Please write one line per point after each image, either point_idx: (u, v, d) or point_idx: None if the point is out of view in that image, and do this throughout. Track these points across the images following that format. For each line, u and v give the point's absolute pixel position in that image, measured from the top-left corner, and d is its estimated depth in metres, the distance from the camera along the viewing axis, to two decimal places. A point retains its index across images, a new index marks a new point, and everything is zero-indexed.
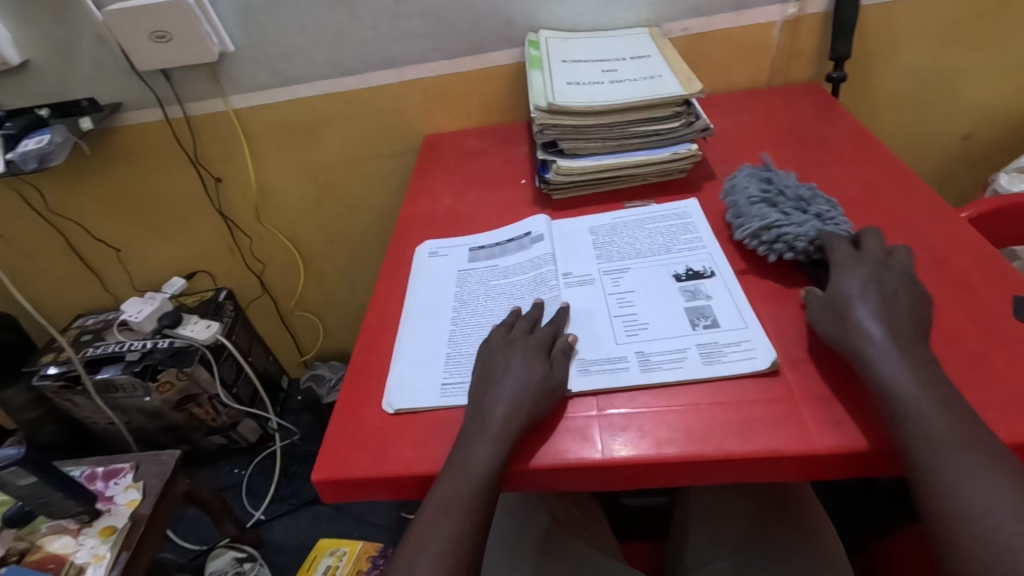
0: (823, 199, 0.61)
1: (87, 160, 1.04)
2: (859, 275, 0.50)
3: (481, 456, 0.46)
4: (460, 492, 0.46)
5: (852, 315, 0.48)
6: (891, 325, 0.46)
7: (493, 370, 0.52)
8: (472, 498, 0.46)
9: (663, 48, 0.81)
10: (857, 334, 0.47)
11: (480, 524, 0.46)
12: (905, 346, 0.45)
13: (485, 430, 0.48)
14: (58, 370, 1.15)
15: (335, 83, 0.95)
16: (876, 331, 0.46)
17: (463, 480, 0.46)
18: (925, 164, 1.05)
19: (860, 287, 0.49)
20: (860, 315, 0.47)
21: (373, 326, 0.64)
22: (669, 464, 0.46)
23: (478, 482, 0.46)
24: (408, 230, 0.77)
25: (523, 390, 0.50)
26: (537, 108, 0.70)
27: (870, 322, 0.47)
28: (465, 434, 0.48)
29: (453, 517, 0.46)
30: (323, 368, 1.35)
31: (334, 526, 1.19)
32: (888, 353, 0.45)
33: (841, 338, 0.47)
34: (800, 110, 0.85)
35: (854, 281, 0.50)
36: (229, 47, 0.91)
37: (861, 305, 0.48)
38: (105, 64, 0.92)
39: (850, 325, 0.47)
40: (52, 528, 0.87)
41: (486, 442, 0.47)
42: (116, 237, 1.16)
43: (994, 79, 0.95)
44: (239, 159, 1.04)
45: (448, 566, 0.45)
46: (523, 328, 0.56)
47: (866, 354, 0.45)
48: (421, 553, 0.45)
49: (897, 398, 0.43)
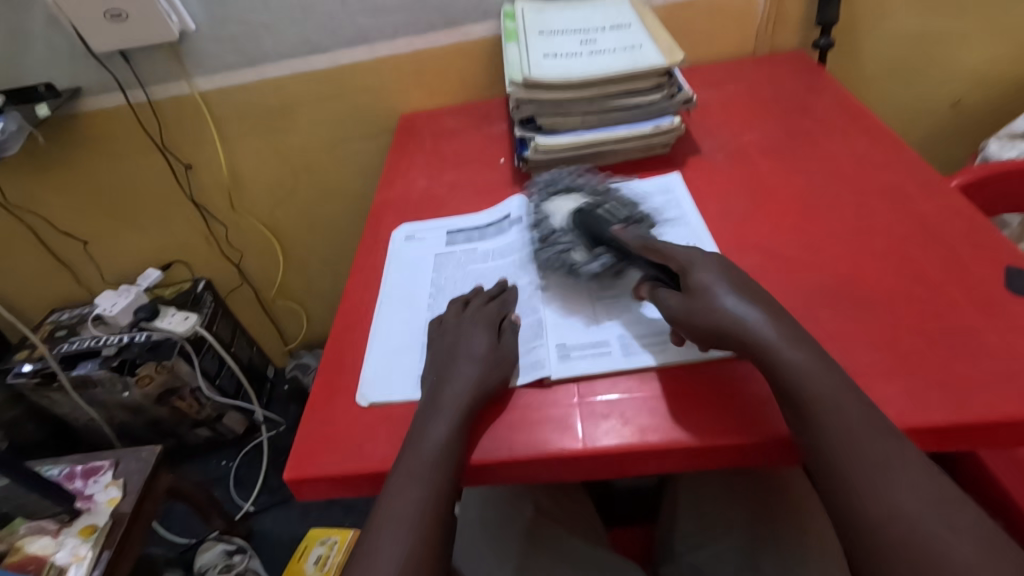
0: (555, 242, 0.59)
1: (47, 149, 1.00)
2: (721, 271, 0.48)
3: (435, 433, 0.45)
4: (414, 470, 0.44)
5: (732, 306, 0.45)
6: (798, 339, 0.43)
7: (450, 349, 0.52)
8: (429, 477, 0.44)
9: (644, 16, 0.78)
10: (755, 335, 0.44)
11: (443, 506, 0.44)
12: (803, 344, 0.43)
13: (439, 407, 0.47)
14: (33, 368, 1.12)
15: (304, 61, 0.91)
16: (750, 312, 0.45)
17: (417, 458, 0.45)
18: (914, 132, 1.03)
19: (725, 279, 0.47)
20: (734, 305, 0.45)
21: (346, 316, 0.61)
22: (653, 452, 0.44)
23: (433, 458, 0.44)
24: (383, 214, 0.74)
25: (477, 366, 0.49)
26: (512, 83, 0.67)
27: (769, 332, 0.44)
28: (422, 415, 0.47)
29: (411, 495, 0.44)
30: (308, 356, 1.34)
31: (324, 515, 1.18)
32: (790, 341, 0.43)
33: (726, 330, 0.45)
34: (787, 79, 0.82)
35: (719, 276, 0.47)
36: (190, 26, 0.86)
37: (725, 290, 0.46)
38: (59, 46, 0.88)
39: (728, 316, 0.45)
40: (31, 529, 0.85)
41: (440, 419, 0.46)
42: (85, 230, 1.12)
43: (985, 44, 0.92)
44: (209, 143, 1.00)
45: (408, 546, 0.42)
46: (478, 305, 0.55)
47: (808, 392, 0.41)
48: (379, 539, 0.43)
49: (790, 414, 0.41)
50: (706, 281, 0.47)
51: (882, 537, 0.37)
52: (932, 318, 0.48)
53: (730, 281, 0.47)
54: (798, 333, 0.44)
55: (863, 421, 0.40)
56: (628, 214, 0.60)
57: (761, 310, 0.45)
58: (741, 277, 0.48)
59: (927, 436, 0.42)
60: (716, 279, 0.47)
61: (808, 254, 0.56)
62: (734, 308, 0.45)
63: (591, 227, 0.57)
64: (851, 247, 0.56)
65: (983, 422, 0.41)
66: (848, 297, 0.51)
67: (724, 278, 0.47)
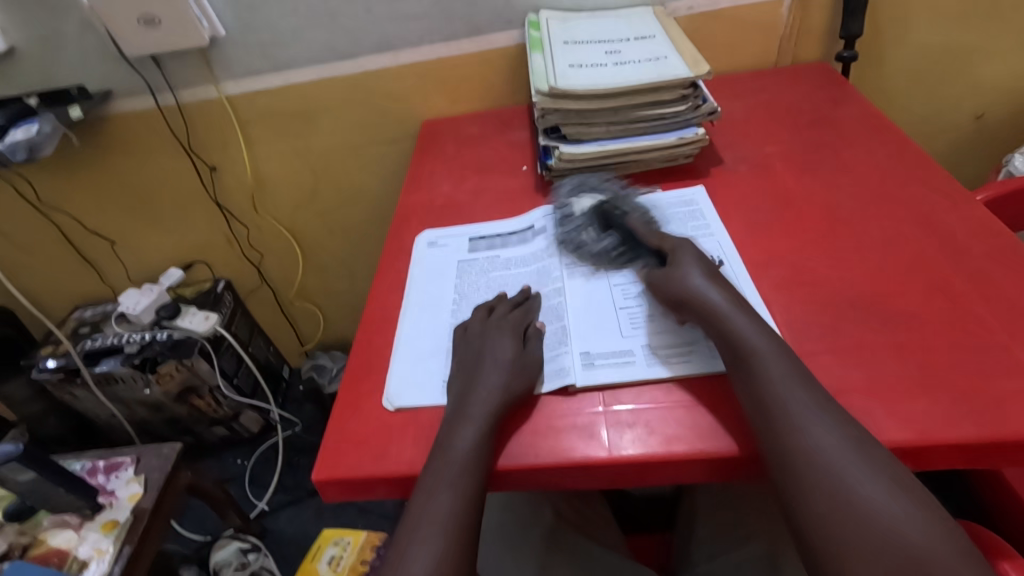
0: (578, 223, 0.64)
1: (77, 150, 1.02)
2: (701, 263, 0.53)
3: (464, 438, 0.46)
4: (444, 473, 0.45)
5: (695, 282, 0.51)
6: (766, 333, 0.47)
7: (476, 355, 0.52)
8: (458, 482, 0.44)
9: (668, 27, 0.78)
10: (728, 320, 0.48)
11: (473, 510, 0.45)
12: (775, 341, 0.46)
13: (467, 413, 0.48)
14: (57, 364, 1.14)
15: (329, 67, 0.92)
16: (716, 297, 0.49)
17: (447, 461, 0.45)
18: (936, 145, 1.03)
19: (705, 272, 0.52)
20: (709, 290, 0.50)
21: (371, 321, 0.62)
22: (675, 463, 0.45)
23: (462, 463, 0.45)
24: (407, 220, 0.75)
25: (503, 372, 0.50)
26: (538, 92, 0.68)
27: (738, 318, 0.48)
28: (451, 420, 0.48)
29: (441, 499, 0.44)
30: (324, 357, 1.35)
31: (338, 516, 1.19)
32: (768, 345, 0.46)
33: (688, 300, 0.50)
34: (810, 91, 0.82)
35: (697, 266, 0.52)
36: (220, 32, 0.88)
37: (694, 271, 0.52)
38: (93, 50, 0.90)
39: (690, 288, 0.51)
40: (53, 522, 0.87)
41: (468, 424, 0.47)
42: (110, 229, 1.15)
43: (1010, 58, 0.92)
44: (234, 147, 1.02)
45: (438, 551, 0.43)
46: (503, 311, 0.56)
47: (777, 402, 0.43)
48: (411, 541, 0.44)
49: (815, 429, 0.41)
50: (683, 262, 0.53)
51: (851, 546, 0.37)
52: (958, 334, 0.48)
53: (703, 268, 0.52)
54: (769, 331, 0.47)
55: (835, 438, 0.41)
56: (642, 210, 0.65)
57: (723, 293, 0.50)
58: (717, 271, 0.53)
59: (954, 453, 0.42)
60: (692, 266, 0.52)
61: (831, 267, 0.56)
62: (702, 286, 0.50)
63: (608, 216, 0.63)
64: (876, 261, 0.56)
65: (1010, 440, 0.41)
66: (873, 312, 0.51)
67: (700, 264, 0.53)
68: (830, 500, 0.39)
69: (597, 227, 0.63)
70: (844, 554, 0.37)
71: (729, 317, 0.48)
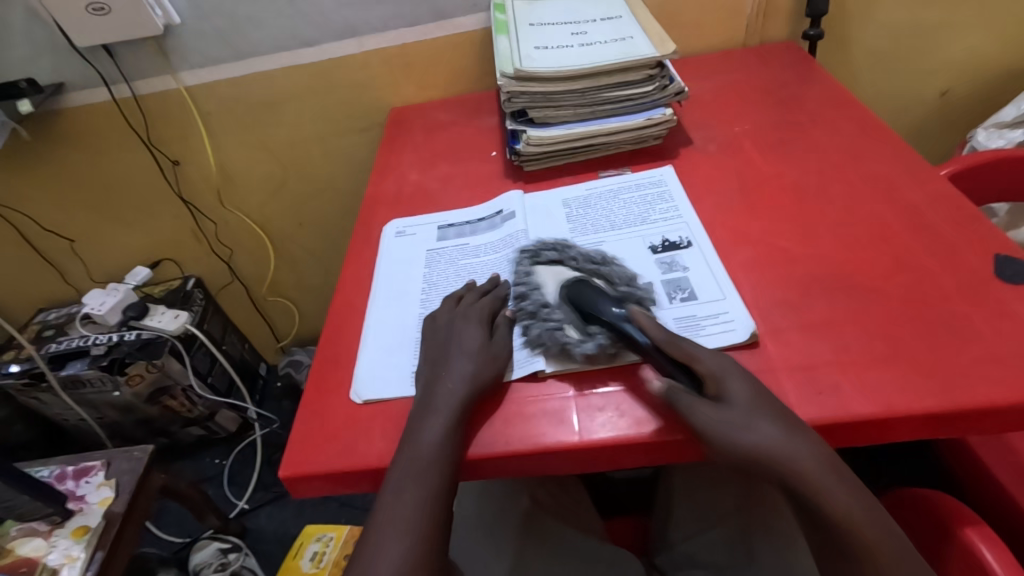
0: (615, 278, 0.54)
1: (30, 145, 0.98)
2: (748, 385, 0.44)
3: (432, 431, 0.45)
4: (411, 468, 0.44)
5: (751, 436, 0.41)
6: (786, 426, 0.42)
7: (443, 347, 0.51)
8: (426, 476, 0.44)
9: (635, 7, 0.77)
10: (763, 386, 0.43)
11: (441, 504, 0.44)
12: (793, 431, 0.41)
13: (435, 405, 0.47)
14: (20, 368, 1.11)
15: (291, 55, 0.90)
16: (740, 390, 0.43)
17: (414, 456, 0.44)
18: (902, 122, 1.04)
19: (753, 389, 0.43)
20: (758, 425, 0.41)
21: (338, 312, 0.61)
22: (648, 444, 0.45)
23: (430, 459, 0.44)
24: (374, 209, 0.73)
25: (470, 362, 0.49)
26: (503, 75, 0.67)
27: (758, 424, 0.42)
28: (418, 413, 0.47)
29: (409, 494, 0.44)
30: (300, 353, 1.33)
31: (320, 512, 1.18)
32: None
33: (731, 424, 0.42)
34: (778, 70, 0.82)
35: (744, 387, 0.43)
36: (175, 19, 0.85)
37: (761, 419, 0.42)
38: (40, 41, 0.86)
39: (754, 450, 0.41)
40: (21, 531, 0.84)
41: (437, 418, 0.46)
42: (71, 228, 1.11)
43: (973, 34, 0.93)
44: (196, 139, 0.99)
45: (409, 545, 0.43)
46: (471, 301, 0.55)
47: (809, 479, 0.40)
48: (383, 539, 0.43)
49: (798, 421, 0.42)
50: (739, 394, 0.43)
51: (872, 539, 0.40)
52: (922, 306, 0.49)
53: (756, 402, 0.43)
54: (786, 422, 0.42)
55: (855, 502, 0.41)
56: (666, 265, 0.56)
57: (770, 422, 0.42)
58: (763, 400, 0.43)
59: (920, 424, 0.43)
60: (740, 389, 0.43)
61: (799, 245, 0.56)
62: (741, 425, 0.42)
63: (581, 303, 0.51)
64: (844, 237, 0.56)
65: (976, 408, 0.42)
66: (840, 287, 0.52)
67: (751, 386, 0.44)
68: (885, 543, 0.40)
69: (605, 284, 0.53)
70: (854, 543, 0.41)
71: (733, 432, 0.41)
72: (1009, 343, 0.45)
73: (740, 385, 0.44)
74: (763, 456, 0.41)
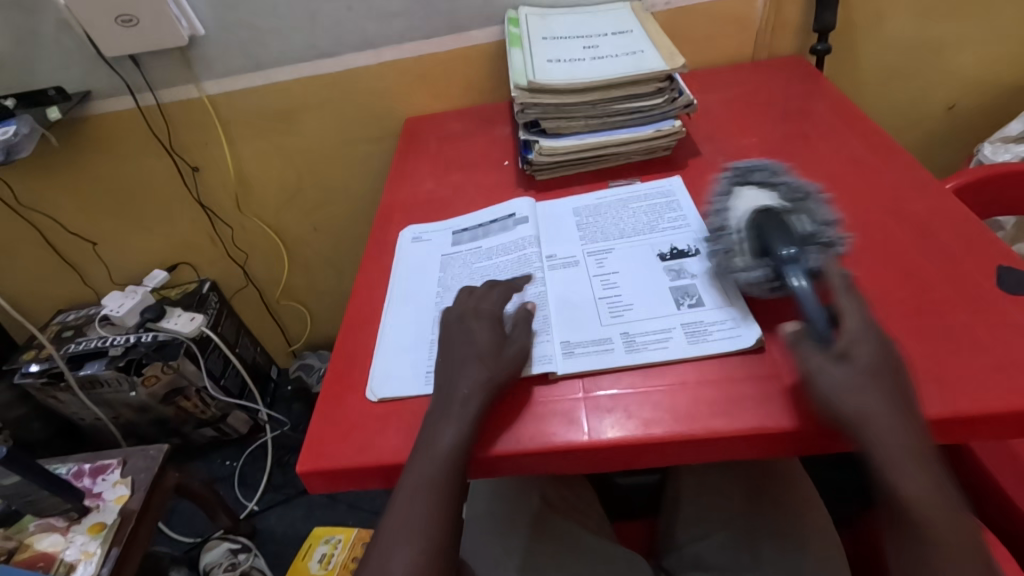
0: (733, 246, 0.55)
1: (57, 151, 1.01)
2: (871, 353, 0.44)
3: (447, 435, 0.46)
4: (427, 471, 0.46)
5: (851, 403, 0.42)
6: (891, 397, 0.42)
7: (455, 350, 0.52)
8: (440, 479, 0.45)
9: (645, 22, 0.80)
10: (833, 393, 0.43)
11: (454, 505, 0.46)
12: (870, 415, 0.41)
13: (451, 407, 0.48)
14: (41, 368, 1.13)
15: (309, 66, 0.92)
16: (864, 356, 0.43)
17: (429, 459, 0.46)
18: (909, 135, 1.05)
19: (875, 357, 0.43)
20: (864, 401, 0.42)
21: (354, 315, 0.63)
22: (655, 445, 0.46)
23: (444, 461, 0.45)
24: (389, 215, 0.75)
25: (484, 363, 0.50)
26: (517, 87, 0.69)
27: (861, 390, 0.42)
28: (434, 415, 0.48)
29: (423, 496, 0.45)
30: (312, 357, 1.34)
31: (328, 514, 1.19)
32: (849, 377, 0.43)
33: (841, 411, 0.42)
34: (786, 83, 0.84)
35: (865, 359, 0.43)
36: (200, 31, 0.88)
37: (869, 390, 0.42)
38: (70, 50, 0.89)
39: (857, 415, 0.42)
40: (40, 526, 0.86)
41: (452, 422, 0.47)
42: (93, 231, 1.14)
43: (979, 49, 0.94)
44: (216, 146, 1.02)
45: (423, 544, 0.44)
46: (489, 296, 0.57)
47: (885, 452, 0.41)
48: (398, 538, 0.45)
49: (846, 410, 0.42)
50: (865, 361, 0.43)
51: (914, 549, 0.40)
52: (925, 315, 0.50)
53: (882, 364, 0.43)
54: (896, 394, 0.42)
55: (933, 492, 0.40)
56: (814, 230, 0.52)
57: (880, 397, 0.42)
58: (895, 367, 0.43)
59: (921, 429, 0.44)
60: (863, 351, 0.44)
61: None
62: (844, 393, 0.42)
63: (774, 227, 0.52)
64: (848, 247, 0.57)
65: (976, 414, 0.43)
66: None
67: (881, 354, 0.44)
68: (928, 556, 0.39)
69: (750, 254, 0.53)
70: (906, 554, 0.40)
71: (841, 396, 0.42)
72: (1011, 352, 0.46)
73: (864, 349, 0.44)
74: (852, 418, 0.42)
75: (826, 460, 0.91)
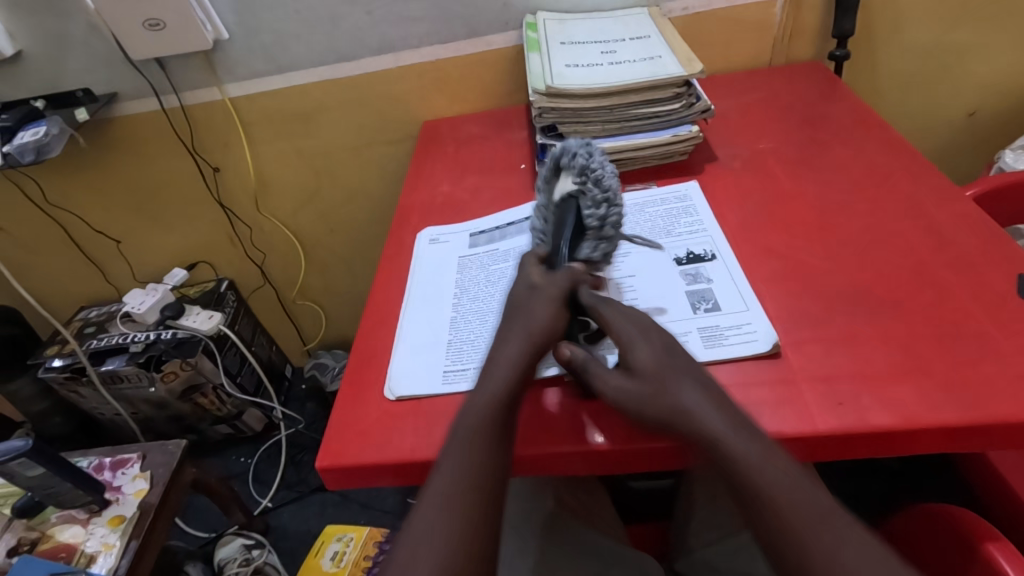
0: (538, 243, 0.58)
1: (84, 152, 1.04)
2: (664, 352, 0.46)
3: (490, 390, 0.46)
4: (470, 424, 0.45)
5: (671, 398, 0.43)
6: (720, 408, 0.42)
7: (510, 313, 0.51)
8: (484, 432, 0.44)
9: (663, 27, 0.80)
10: (651, 393, 0.44)
11: (499, 464, 0.44)
12: (680, 412, 0.43)
13: (494, 365, 0.48)
14: (63, 363, 1.16)
15: (330, 69, 0.94)
16: (649, 359, 0.45)
17: (472, 411, 0.45)
18: (928, 142, 1.04)
19: (660, 360, 0.45)
20: (686, 398, 0.43)
21: (373, 315, 0.64)
22: (670, 447, 0.46)
23: (488, 410, 0.45)
24: (407, 217, 0.76)
25: (536, 323, 0.49)
26: (534, 92, 0.69)
27: (662, 391, 0.44)
28: (478, 378, 0.48)
29: (461, 452, 0.43)
30: (326, 356, 1.35)
31: (340, 512, 1.21)
32: (654, 379, 0.44)
33: (645, 413, 0.44)
34: (803, 89, 0.84)
35: (655, 361, 0.45)
36: (224, 35, 0.90)
37: (687, 386, 0.44)
38: (98, 53, 0.91)
39: (672, 410, 0.43)
40: (61, 517, 0.88)
41: (494, 378, 0.47)
42: (116, 230, 1.16)
43: (1000, 56, 0.94)
44: (237, 148, 1.04)
45: (467, 505, 0.41)
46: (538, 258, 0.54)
47: (740, 458, 0.40)
48: (438, 499, 0.42)
49: (684, 419, 0.42)
50: (655, 367, 0.45)
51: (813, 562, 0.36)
52: (944, 322, 0.50)
53: (671, 360, 0.45)
54: (722, 404, 0.43)
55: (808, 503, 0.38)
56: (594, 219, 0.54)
57: (694, 394, 0.43)
58: (683, 363, 0.45)
59: (940, 437, 0.44)
60: (647, 352, 0.46)
61: (821, 260, 0.58)
62: (668, 398, 0.43)
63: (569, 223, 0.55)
64: (865, 253, 0.57)
65: (996, 422, 0.42)
66: (863, 303, 0.53)
67: (657, 354, 0.46)
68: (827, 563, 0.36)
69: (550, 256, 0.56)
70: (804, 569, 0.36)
71: (644, 399, 0.44)
72: None
73: (644, 352, 0.46)
74: (671, 415, 0.43)
75: (841, 468, 0.90)
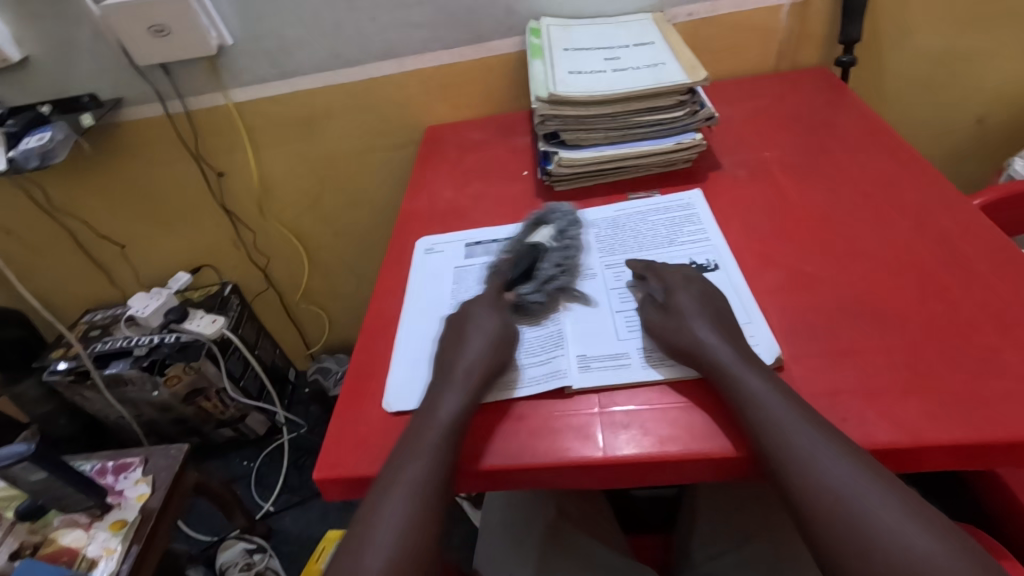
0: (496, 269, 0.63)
1: (89, 156, 1.04)
2: (695, 295, 0.52)
3: (448, 403, 0.48)
4: (425, 433, 0.47)
5: (698, 335, 0.49)
6: (766, 377, 0.46)
7: (461, 325, 0.54)
8: (437, 444, 0.46)
9: (668, 33, 0.79)
10: (682, 322, 0.50)
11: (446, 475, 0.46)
12: (722, 340, 0.48)
13: (452, 376, 0.50)
14: (68, 366, 1.16)
15: (334, 74, 0.94)
16: (685, 300, 0.52)
17: (428, 421, 0.47)
18: (936, 148, 1.03)
19: (698, 303, 0.52)
20: (703, 332, 0.49)
21: (373, 323, 0.63)
22: (670, 462, 0.45)
23: (443, 425, 0.47)
24: (409, 224, 0.76)
25: (487, 336, 0.52)
26: (537, 98, 0.68)
27: (697, 323, 0.50)
28: (435, 386, 0.50)
29: (416, 458, 0.46)
30: (329, 360, 1.36)
31: (342, 517, 1.20)
32: (691, 311, 0.51)
33: (684, 350, 0.49)
34: (809, 95, 0.83)
35: (692, 300, 0.52)
36: (228, 41, 0.90)
37: (702, 323, 0.50)
38: (103, 59, 0.92)
39: (695, 343, 0.48)
40: (64, 521, 0.89)
41: (453, 389, 0.49)
42: (121, 234, 1.17)
43: (1010, 62, 0.92)
44: (242, 153, 1.04)
45: (413, 509, 0.44)
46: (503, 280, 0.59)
47: (780, 424, 0.43)
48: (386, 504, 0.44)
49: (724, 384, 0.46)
50: (686, 308, 0.51)
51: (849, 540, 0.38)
52: (950, 336, 0.49)
53: (699, 300, 0.52)
54: (768, 375, 0.46)
55: (845, 464, 0.40)
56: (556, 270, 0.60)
57: (715, 332, 0.49)
58: (714, 305, 0.52)
59: (946, 455, 0.43)
60: (683, 296, 0.52)
61: (826, 271, 0.57)
62: (701, 340, 0.48)
63: (527, 266, 0.60)
64: (871, 264, 0.56)
65: (1004, 441, 0.42)
66: (868, 315, 0.52)
67: (694, 296, 0.52)
68: (873, 539, 0.37)
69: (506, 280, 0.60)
70: (843, 545, 0.38)
71: (673, 331, 0.50)
72: None
73: (682, 296, 0.52)
74: (692, 348, 0.48)
75: None
